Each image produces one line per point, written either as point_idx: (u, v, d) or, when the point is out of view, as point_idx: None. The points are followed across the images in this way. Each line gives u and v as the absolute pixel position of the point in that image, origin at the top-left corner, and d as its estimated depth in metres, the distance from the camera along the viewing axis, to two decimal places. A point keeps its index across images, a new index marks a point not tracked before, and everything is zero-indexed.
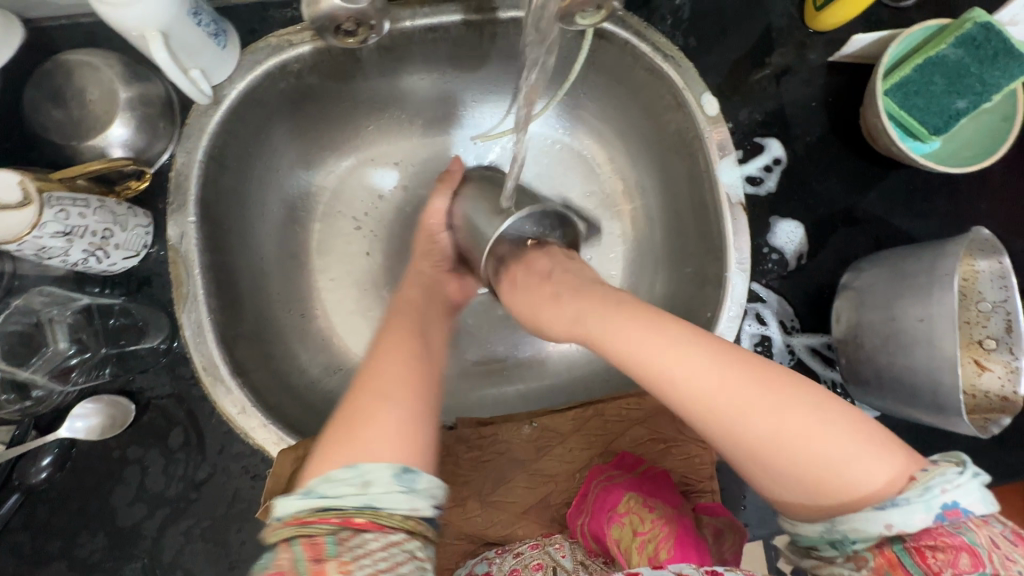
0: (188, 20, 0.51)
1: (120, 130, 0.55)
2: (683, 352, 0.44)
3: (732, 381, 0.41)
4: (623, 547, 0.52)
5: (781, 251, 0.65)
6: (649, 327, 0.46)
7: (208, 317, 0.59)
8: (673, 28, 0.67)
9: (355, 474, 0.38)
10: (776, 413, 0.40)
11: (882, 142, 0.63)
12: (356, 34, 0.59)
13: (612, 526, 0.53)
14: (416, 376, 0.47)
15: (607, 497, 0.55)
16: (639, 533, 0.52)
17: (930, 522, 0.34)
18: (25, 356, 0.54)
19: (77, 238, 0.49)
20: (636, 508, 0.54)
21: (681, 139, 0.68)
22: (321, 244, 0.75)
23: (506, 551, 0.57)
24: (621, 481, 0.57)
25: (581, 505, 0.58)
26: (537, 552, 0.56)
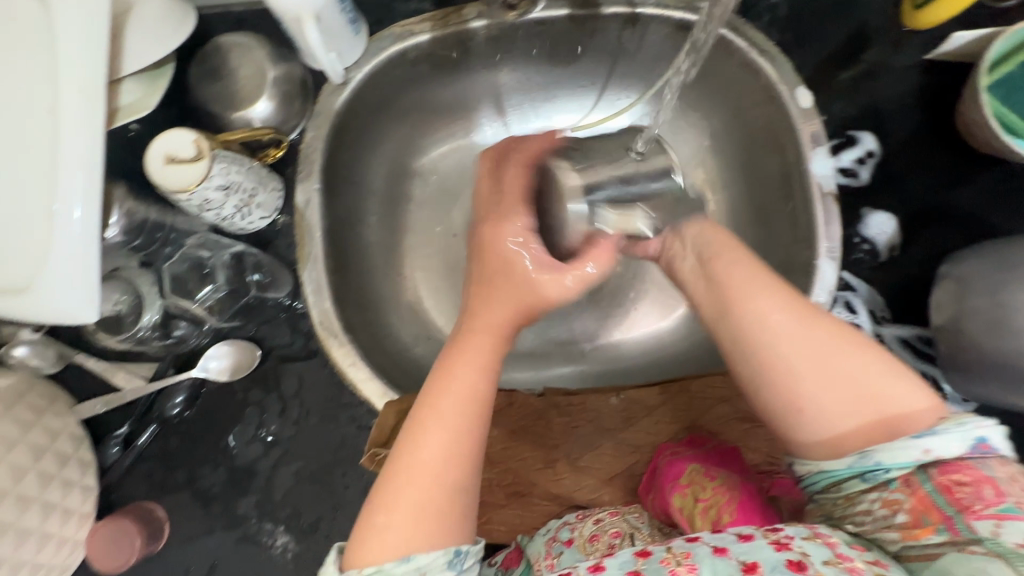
0: (333, 7, 0.58)
1: (263, 105, 0.62)
2: (750, 275, 0.49)
3: (791, 305, 0.47)
4: (686, 514, 0.53)
5: (873, 242, 0.66)
6: (733, 254, 0.51)
7: (326, 277, 0.64)
8: (768, 24, 0.69)
9: (411, 566, 0.39)
10: (821, 339, 0.45)
11: (982, 137, 0.63)
12: (517, 8, 0.67)
13: (674, 495, 0.55)
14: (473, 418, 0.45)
15: (670, 469, 0.57)
16: (700, 500, 0.53)
17: (962, 452, 0.39)
18: (191, 289, 0.61)
19: (233, 193, 0.55)
20: (698, 479, 0.55)
21: (772, 132, 0.70)
22: (416, 223, 0.80)
23: (586, 517, 0.57)
24: (686, 454, 0.59)
25: (652, 482, 0.59)
26: (616, 520, 0.56)
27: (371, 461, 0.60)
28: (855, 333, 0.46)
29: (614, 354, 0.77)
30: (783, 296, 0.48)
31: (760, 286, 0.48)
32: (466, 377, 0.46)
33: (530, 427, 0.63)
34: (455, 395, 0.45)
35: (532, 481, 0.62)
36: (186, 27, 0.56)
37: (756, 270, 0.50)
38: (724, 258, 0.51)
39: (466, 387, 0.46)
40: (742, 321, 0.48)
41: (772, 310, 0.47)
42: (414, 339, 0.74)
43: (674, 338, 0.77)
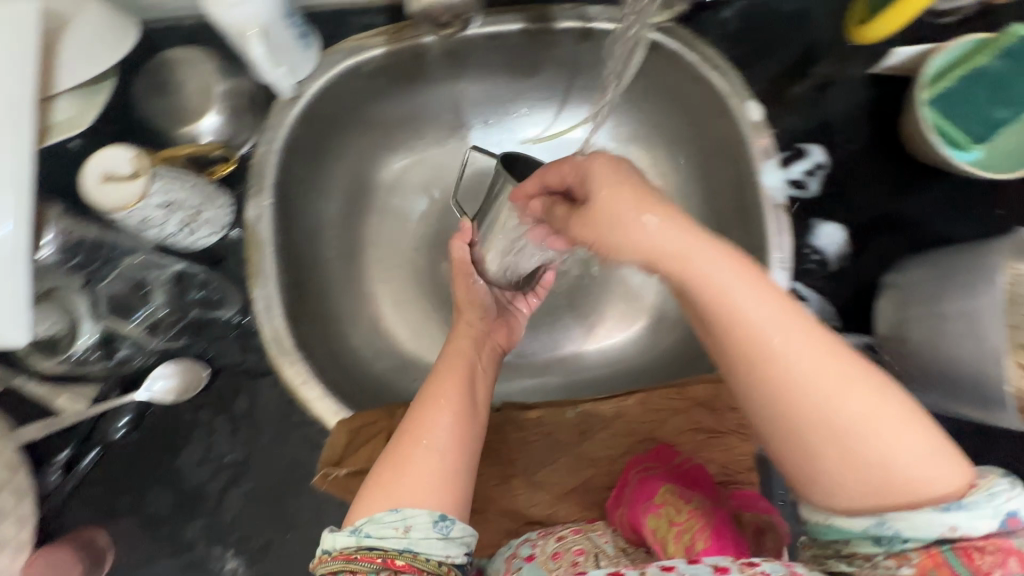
0: (281, 22, 0.57)
1: (212, 119, 0.62)
2: (785, 324, 0.39)
3: (830, 367, 0.38)
4: (661, 536, 0.50)
5: (823, 252, 0.67)
6: (759, 288, 0.39)
7: (277, 294, 0.63)
8: (719, 38, 0.70)
9: (399, 516, 0.44)
10: (858, 410, 0.38)
11: (924, 149, 0.65)
12: (451, 24, 0.66)
13: (648, 515, 0.53)
14: (466, 420, 0.52)
15: (643, 489, 0.56)
16: (675, 523, 0.51)
17: (992, 528, 0.36)
18: (131, 308, 0.59)
19: (175, 209, 0.54)
20: (672, 500, 0.53)
21: (726, 145, 0.71)
22: (375, 236, 0.79)
23: (548, 535, 0.57)
24: (657, 472, 0.58)
25: (620, 496, 0.59)
26: (577, 538, 0.55)
27: (323, 481, 0.59)
28: (896, 396, 0.39)
29: (575, 366, 0.77)
30: (822, 354, 0.39)
31: (795, 343, 0.38)
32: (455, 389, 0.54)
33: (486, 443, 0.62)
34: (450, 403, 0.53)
35: (489, 497, 0.61)
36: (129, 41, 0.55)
37: (792, 317, 0.39)
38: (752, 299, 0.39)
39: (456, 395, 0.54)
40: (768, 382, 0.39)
41: (807, 375, 0.38)
42: (372, 354, 0.74)
43: (635, 349, 0.77)
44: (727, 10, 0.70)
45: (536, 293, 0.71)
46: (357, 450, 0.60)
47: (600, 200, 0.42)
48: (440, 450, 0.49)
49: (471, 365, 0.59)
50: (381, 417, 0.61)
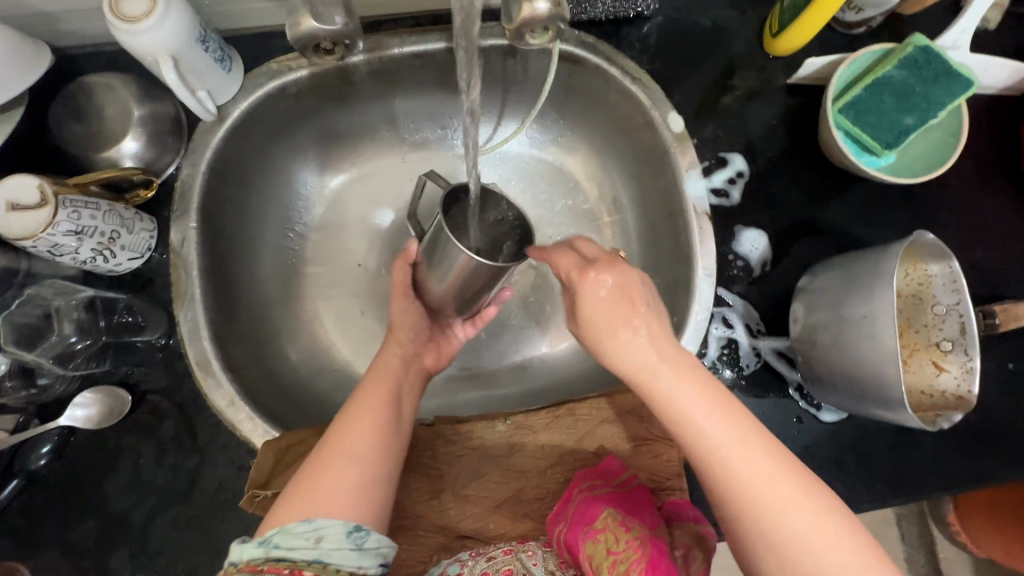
0: (197, 47, 0.58)
1: (131, 143, 0.62)
2: (733, 429, 0.44)
3: (770, 470, 0.43)
4: (596, 563, 0.53)
5: (746, 258, 0.69)
6: (719, 410, 0.45)
7: (203, 316, 0.63)
8: (641, 52, 0.72)
9: (310, 527, 0.44)
10: (794, 510, 0.42)
11: (837, 154, 0.67)
12: (333, 51, 0.65)
13: (587, 542, 0.54)
14: (389, 437, 0.53)
15: (585, 513, 0.56)
16: (612, 552, 0.52)
17: None
18: (41, 336, 0.58)
19: (87, 237, 0.54)
20: (613, 526, 0.54)
21: (652, 156, 0.73)
22: (314, 254, 0.79)
23: (480, 555, 0.59)
24: (601, 493, 0.58)
25: (561, 512, 0.59)
26: (509, 557, 0.58)
27: (250, 503, 0.58)
28: (835, 502, 0.43)
29: (517, 377, 0.79)
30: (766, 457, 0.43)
31: (737, 445, 0.44)
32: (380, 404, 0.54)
33: (415, 458, 0.62)
34: (372, 420, 0.53)
35: (417, 514, 0.61)
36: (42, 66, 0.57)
37: (735, 425, 0.44)
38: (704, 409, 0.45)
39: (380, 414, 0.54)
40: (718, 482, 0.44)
41: (751, 477, 0.43)
42: (311, 373, 0.74)
43: (573, 358, 0.79)
44: (648, 25, 0.72)
45: (474, 323, 0.69)
46: (284, 471, 0.59)
47: (589, 310, 0.48)
48: (364, 465, 0.49)
49: (400, 381, 0.59)
50: (310, 436, 0.62)
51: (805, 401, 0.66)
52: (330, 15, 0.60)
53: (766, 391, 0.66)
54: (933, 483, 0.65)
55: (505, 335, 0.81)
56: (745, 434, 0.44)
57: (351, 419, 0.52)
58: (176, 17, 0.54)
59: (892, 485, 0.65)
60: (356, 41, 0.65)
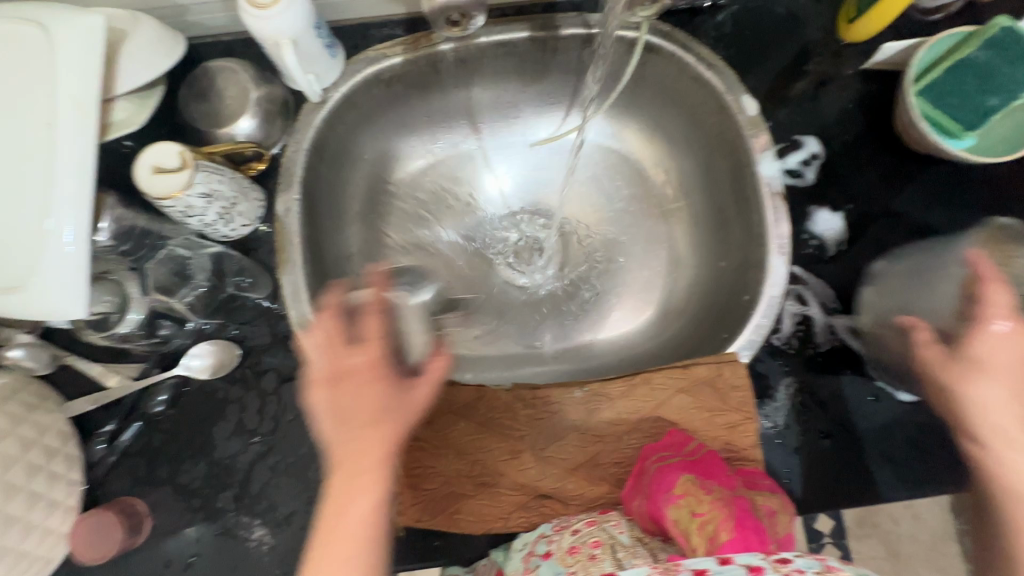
0: (312, 32, 0.64)
1: (247, 122, 0.68)
2: None
3: None
4: (682, 528, 0.52)
5: (821, 238, 0.70)
6: None
7: (304, 280, 0.68)
8: (715, 40, 0.75)
9: None
10: None
11: (913, 135, 0.69)
12: (460, 24, 0.71)
13: (670, 507, 0.54)
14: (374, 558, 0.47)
15: (662, 479, 0.57)
16: (697, 514, 0.52)
17: None
18: (174, 289, 0.65)
19: (215, 200, 0.60)
20: (693, 491, 0.54)
21: (725, 140, 0.75)
22: (395, 233, 0.85)
23: (563, 529, 0.59)
24: (673, 462, 0.59)
25: (636, 486, 0.60)
26: (594, 529, 0.58)
27: None
28: None
29: (585, 353, 0.82)
30: None
31: None
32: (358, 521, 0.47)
33: (497, 420, 0.65)
34: (348, 543, 0.46)
35: (500, 471, 0.64)
36: (175, 54, 0.62)
37: None
38: None
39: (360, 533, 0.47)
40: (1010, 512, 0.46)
41: None
42: None
43: (639, 337, 0.81)
44: (721, 15, 0.75)
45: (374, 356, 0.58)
46: None
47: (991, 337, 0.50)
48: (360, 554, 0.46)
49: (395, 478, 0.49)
50: None
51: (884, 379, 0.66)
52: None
53: (842, 368, 0.67)
54: None
55: (574, 314, 0.84)
56: None
57: (324, 548, 0.46)
58: (299, 5, 0.60)
59: None
60: (479, 15, 0.70)
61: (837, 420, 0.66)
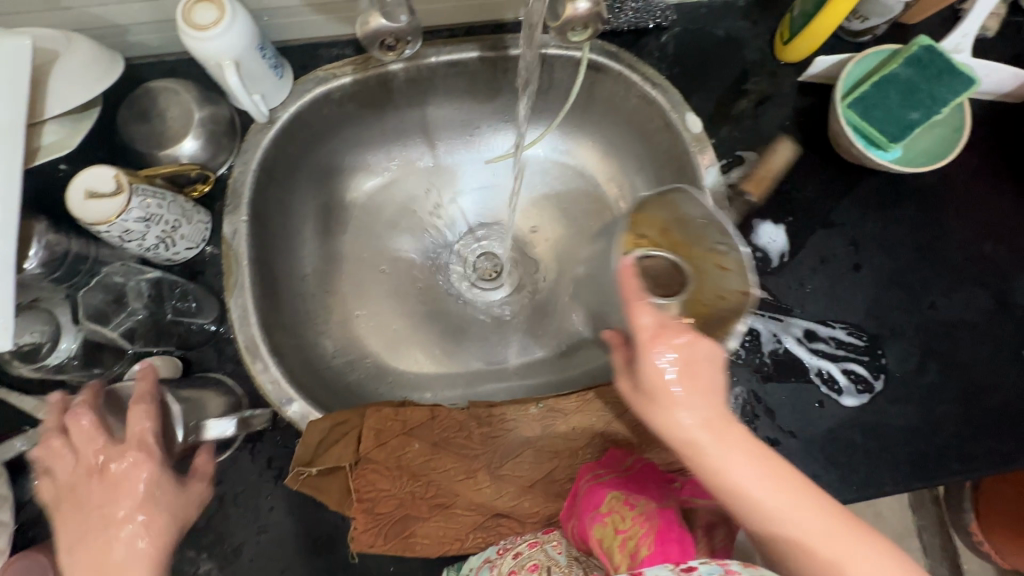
0: (255, 53, 0.63)
1: (190, 143, 0.66)
2: (752, 474, 0.45)
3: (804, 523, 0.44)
4: (606, 545, 0.52)
5: (765, 249, 0.72)
6: (752, 464, 0.45)
7: (253, 303, 0.67)
8: (660, 60, 0.77)
9: None
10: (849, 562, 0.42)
11: (844, 146, 0.72)
12: (395, 48, 0.68)
13: (595, 526, 0.54)
14: None
15: (590, 498, 0.57)
16: (620, 531, 0.52)
17: None
18: (108, 315, 0.61)
19: (153, 224, 0.59)
20: (618, 507, 0.55)
21: (672, 156, 0.77)
22: (351, 252, 0.84)
23: (507, 551, 0.60)
24: (606, 479, 0.60)
25: (572, 507, 0.60)
26: (534, 551, 0.59)
27: (296, 481, 0.60)
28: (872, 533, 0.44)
29: (544, 368, 0.82)
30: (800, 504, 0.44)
31: (766, 498, 0.44)
32: None
33: (452, 439, 0.65)
34: None
35: (454, 492, 0.63)
36: (109, 78, 0.59)
37: (757, 462, 0.45)
38: (746, 473, 0.45)
39: None
40: (783, 534, 0.44)
41: (798, 529, 0.43)
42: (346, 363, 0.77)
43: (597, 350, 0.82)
44: (665, 36, 0.77)
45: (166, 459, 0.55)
46: (327, 450, 0.62)
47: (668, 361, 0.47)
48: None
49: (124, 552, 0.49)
50: (352, 416, 0.64)
51: (827, 386, 0.69)
52: (397, 14, 0.64)
53: (788, 376, 0.69)
54: (955, 467, 0.67)
55: (532, 330, 0.85)
56: (772, 470, 0.45)
57: None
58: (240, 27, 0.59)
59: (915, 469, 0.67)
60: (415, 39, 0.68)
61: (786, 427, 0.68)
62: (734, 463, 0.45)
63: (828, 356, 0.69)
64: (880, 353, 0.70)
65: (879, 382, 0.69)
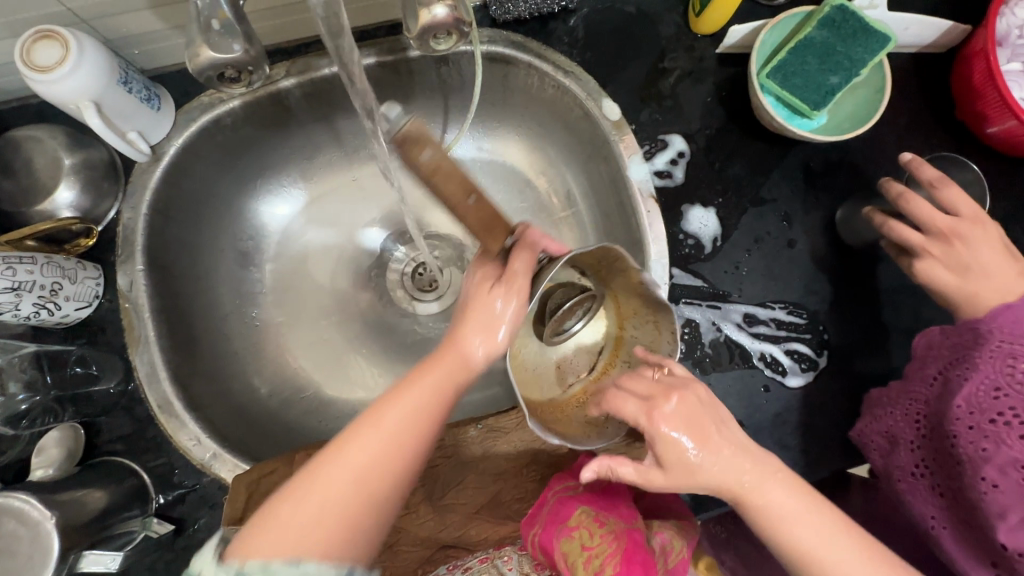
0: (118, 88, 0.57)
1: (65, 193, 0.61)
2: (788, 497, 0.50)
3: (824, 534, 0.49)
4: (571, 562, 0.52)
5: (696, 236, 0.69)
6: (788, 490, 0.50)
7: (160, 357, 0.62)
8: (570, 46, 0.73)
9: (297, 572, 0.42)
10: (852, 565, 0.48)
11: (766, 118, 0.68)
12: (241, 78, 0.61)
13: (561, 540, 0.54)
14: (388, 464, 0.48)
15: (559, 510, 0.56)
16: (586, 548, 0.52)
17: None
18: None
19: (26, 293, 0.54)
20: (587, 523, 0.54)
21: (595, 145, 0.73)
22: (275, 283, 0.78)
23: (456, 568, 0.58)
24: (577, 493, 0.57)
25: (535, 514, 0.57)
26: (485, 565, 0.58)
27: None
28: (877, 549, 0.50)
29: None
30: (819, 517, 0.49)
31: (793, 508, 0.49)
32: (372, 443, 0.48)
33: None
34: (369, 446, 0.47)
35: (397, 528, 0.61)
36: None
37: (793, 486, 0.50)
38: (771, 499, 0.49)
39: (379, 452, 0.48)
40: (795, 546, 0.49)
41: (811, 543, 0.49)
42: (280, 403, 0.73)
43: None
44: (574, 18, 0.73)
45: None
46: (258, 503, 0.59)
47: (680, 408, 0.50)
48: (384, 467, 0.47)
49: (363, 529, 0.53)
50: (281, 464, 0.61)
51: (770, 369, 0.67)
52: (226, 44, 0.55)
53: (730, 364, 0.67)
54: None
55: None
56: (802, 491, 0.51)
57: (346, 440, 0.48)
58: (92, 63, 0.53)
59: None
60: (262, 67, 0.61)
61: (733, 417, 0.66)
62: (770, 492, 0.50)
63: (770, 338, 0.67)
64: (822, 328, 0.68)
65: (823, 359, 0.67)
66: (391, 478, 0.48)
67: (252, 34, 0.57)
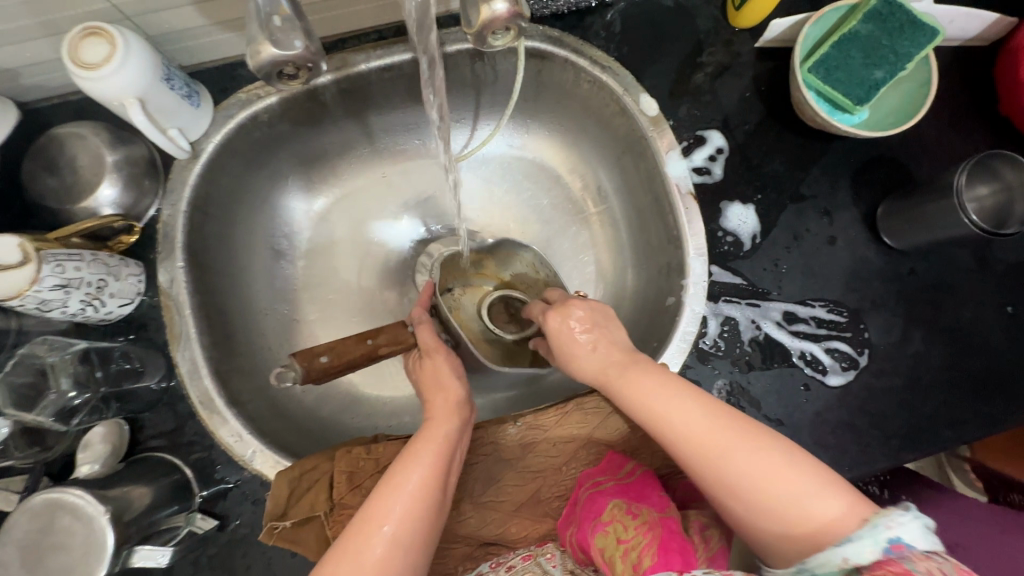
0: (162, 85, 0.57)
1: (108, 190, 0.61)
2: (651, 383, 0.52)
3: (702, 417, 0.49)
4: (608, 556, 0.50)
5: (735, 233, 0.69)
6: (657, 378, 0.53)
7: (201, 353, 0.63)
8: (607, 40, 0.72)
9: None
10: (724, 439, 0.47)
11: (808, 114, 0.67)
12: (298, 76, 0.60)
13: (597, 536, 0.52)
14: (418, 524, 0.47)
15: (592, 506, 0.55)
16: (622, 540, 0.50)
17: (879, 555, 0.38)
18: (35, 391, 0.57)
19: (74, 289, 0.54)
20: (620, 516, 0.52)
21: (631, 142, 0.72)
22: (306, 280, 0.78)
23: (499, 566, 0.57)
24: (607, 487, 0.57)
25: (571, 516, 0.57)
26: (528, 564, 0.57)
27: (271, 536, 0.58)
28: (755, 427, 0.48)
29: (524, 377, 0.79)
30: (689, 398, 0.51)
31: (656, 391, 0.52)
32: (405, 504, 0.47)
33: None
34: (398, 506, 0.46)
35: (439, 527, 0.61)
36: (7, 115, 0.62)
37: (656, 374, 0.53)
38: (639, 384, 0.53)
39: (410, 510, 0.47)
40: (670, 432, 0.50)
41: (684, 420, 0.49)
42: (315, 399, 0.73)
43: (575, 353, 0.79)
44: (610, 13, 0.72)
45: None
46: (300, 499, 0.59)
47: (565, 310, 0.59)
48: (417, 522, 0.47)
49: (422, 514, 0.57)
50: (322, 461, 0.61)
51: (811, 367, 0.66)
52: (288, 40, 0.55)
53: (770, 363, 0.66)
54: (946, 435, 0.66)
55: None
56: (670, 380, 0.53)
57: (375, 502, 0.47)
58: (139, 59, 0.53)
59: (906, 442, 0.66)
60: (319, 63, 0.59)
61: (773, 415, 0.65)
62: (637, 384, 0.53)
63: (810, 336, 0.67)
64: (863, 326, 0.67)
65: (864, 357, 0.67)
66: (422, 538, 0.47)
67: (310, 27, 0.56)
